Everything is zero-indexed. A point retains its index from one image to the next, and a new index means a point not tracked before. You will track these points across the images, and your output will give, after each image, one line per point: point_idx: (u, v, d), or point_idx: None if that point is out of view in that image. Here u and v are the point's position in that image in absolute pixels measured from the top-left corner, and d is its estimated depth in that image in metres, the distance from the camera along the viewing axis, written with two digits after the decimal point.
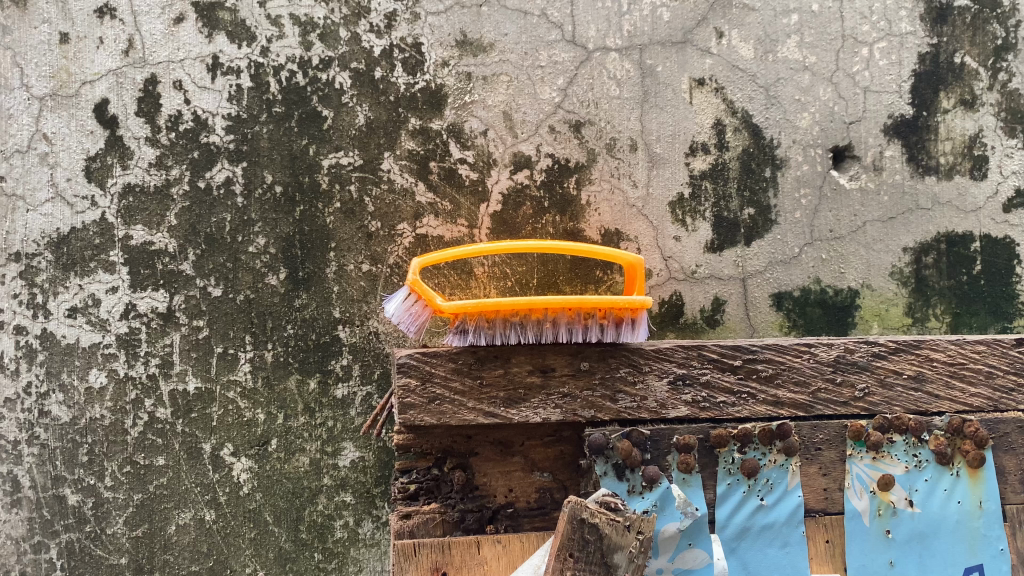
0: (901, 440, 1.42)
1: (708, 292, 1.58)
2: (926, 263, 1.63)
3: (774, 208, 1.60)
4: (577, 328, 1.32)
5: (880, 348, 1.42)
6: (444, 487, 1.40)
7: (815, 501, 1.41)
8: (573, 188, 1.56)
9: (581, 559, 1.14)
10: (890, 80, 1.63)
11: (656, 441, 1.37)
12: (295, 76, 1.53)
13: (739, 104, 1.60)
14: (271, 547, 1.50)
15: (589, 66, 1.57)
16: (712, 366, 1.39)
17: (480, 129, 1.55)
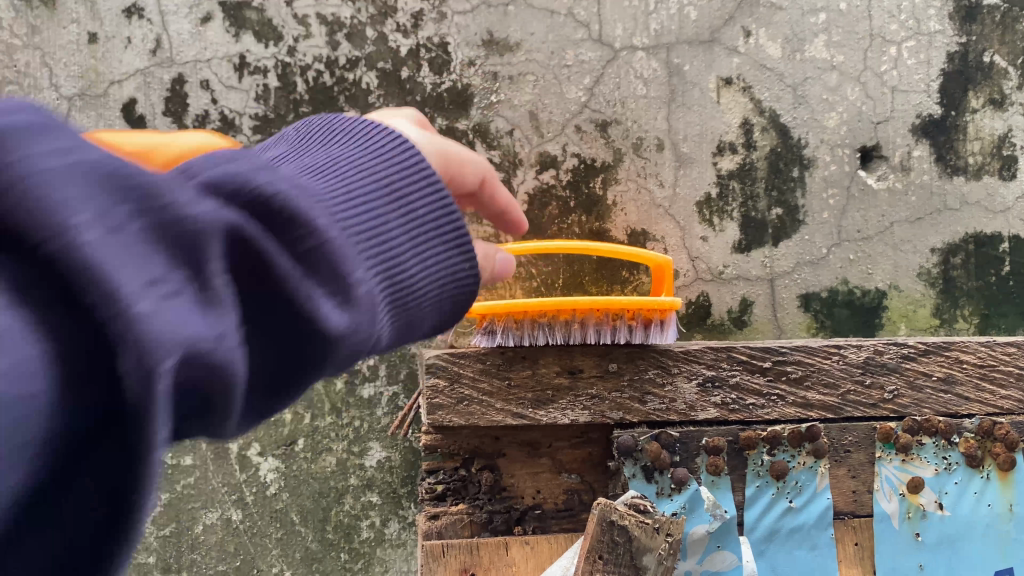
0: (931, 443, 1.40)
1: (736, 293, 1.58)
2: (954, 264, 1.62)
3: (802, 209, 1.58)
4: (605, 329, 1.31)
5: (910, 349, 1.40)
6: (471, 487, 1.39)
7: (844, 504, 1.40)
8: (600, 188, 1.55)
9: (610, 561, 1.12)
10: (918, 80, 1.62)
11: (685, 443, 1.36)
12: (322, 75, 1.53)
13: (767, 103, 1.59)
14: (298, 548, 1.50)
15: (616, 66, 1.56)
16: (741, 368, 1.38)
17: (506, 129, 1.54)
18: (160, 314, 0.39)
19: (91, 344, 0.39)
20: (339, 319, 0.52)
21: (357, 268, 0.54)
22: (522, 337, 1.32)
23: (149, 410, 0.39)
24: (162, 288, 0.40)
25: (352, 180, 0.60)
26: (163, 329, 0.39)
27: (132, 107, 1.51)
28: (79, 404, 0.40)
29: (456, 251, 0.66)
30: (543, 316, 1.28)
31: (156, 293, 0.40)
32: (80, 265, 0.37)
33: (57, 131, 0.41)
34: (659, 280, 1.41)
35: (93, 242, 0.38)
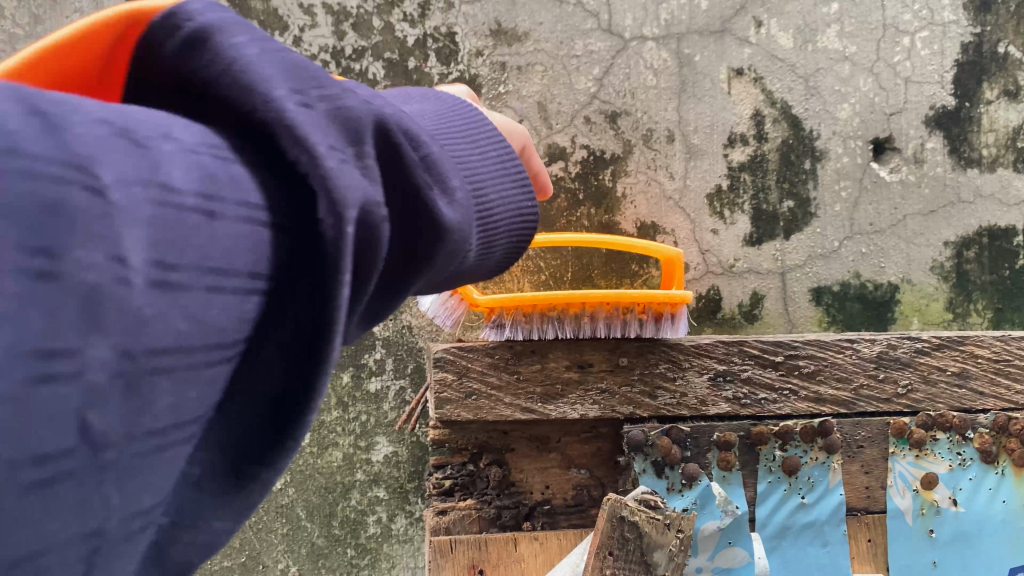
0: (945, 438, 1.38)
1: (747, 286, 1.56)
2: (968, 258, 1.60)
3: (814, 201, 1.56)
4: (616, 323, 1.31)
5: (924, 344, 1.36)
6: (480, 483, 1.38)
7: (857, 500, 1.38)
8: (609, 180, 1.54)
9: (621, 558, 1.10)
10: (931, 71, 1.59)
11: (696, 438, 1.34)
12: (327, 66, 1.51)
13: (779, 94, 1.56)
14: (304, 543, 1.49)
15: (626, 56, 1.54)
16: (753, 362, 1.35)
17: (515, 120, 1.52)
18: (344, 171, 0.44)
19: (293, 201, 0.44)
20: (451, 214, 0.57)
21: (455, 177, 0.60)
22: (531, 330, 1.31)
23: (342, 247, 0.43)
24: (343, 153, 0.46)
25: (446, 118, 0.67)
26: (348, 182, 0.44)
27: None
28: (280, 259, 0.43)
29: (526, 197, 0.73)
30: (555, 309, 1.28)
31: (338, 157, 0.45)
32: (284, 125, 0.43)
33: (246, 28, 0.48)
34: (668, 274, 1.38)
35: (293, 108, 0.44)
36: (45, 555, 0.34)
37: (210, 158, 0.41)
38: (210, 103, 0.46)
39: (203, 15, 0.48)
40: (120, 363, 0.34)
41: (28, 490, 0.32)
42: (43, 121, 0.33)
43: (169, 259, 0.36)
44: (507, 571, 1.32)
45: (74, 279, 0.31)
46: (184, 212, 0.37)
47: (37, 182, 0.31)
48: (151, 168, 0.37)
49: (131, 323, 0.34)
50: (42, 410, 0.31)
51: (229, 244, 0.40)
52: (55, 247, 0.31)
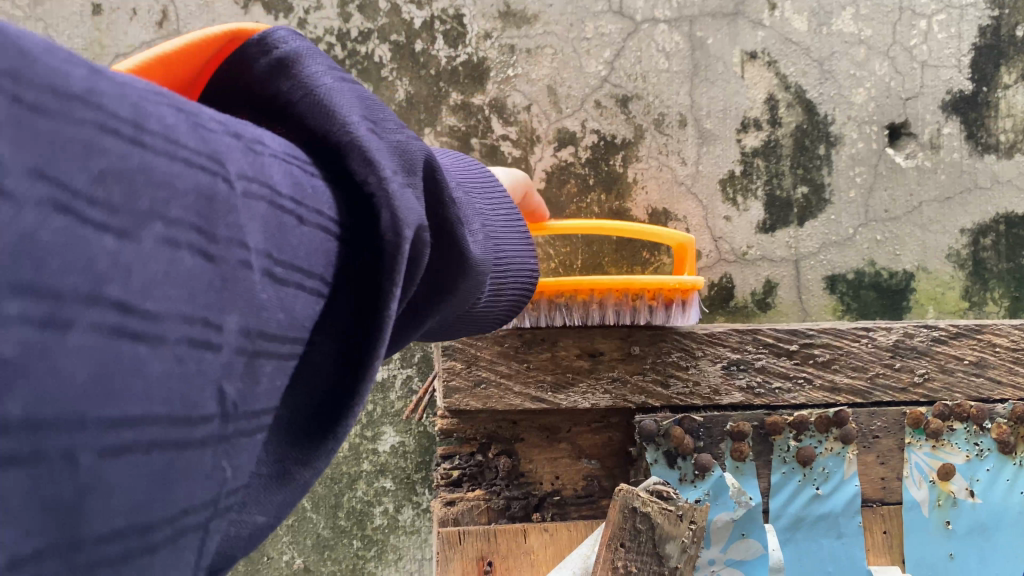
0: (962, 428, 1.35)
1: (759, 274, 1.54)
2: (984, 246, 1.56)
3: (828, 187, 1.54)
4: (625, 311, 1.29)
5: (941, 332, 1.33)
6: (489, 473, 1.35)
7: (872, 491, 1.34)
8: (620, 166, 1.51)
9: (632, 550, 1.07)
10: (948, 54, 1.55)
11: (709, 428, 1.31)
12: (333, 49, 1.49)
13: (793, 78, 1.53)
14: (309, 534, 1.47)
15: (637, 39, 1.51)
16: (767, 351, 1.32)
17: (524, 104, 1.50)
18: (402, 194, 0.53)
19: (358, 212, 0.52)
20: (476, 249, 0.70)
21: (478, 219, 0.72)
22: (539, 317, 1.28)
23: (399, 256, 0.51)
24: (400, 177, 0.55)
25: (461, 173, 0.80)
26: (406, 205, 0.53)
27: None
28: (346, 259, 0.51)
29: (522, 250, 0.84)
30: (562, 296, 1.26)
31: (397, 181, 0.54)
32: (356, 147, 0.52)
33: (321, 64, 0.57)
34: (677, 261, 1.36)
35: (364, 133, 0.54)
36: (186, 514, 0.38)
37: (299, 169, 0.49)
38: (290, 125, 0.55)
39: (286, 44, 0.57)
40: (242, 339, 0.41)
41: (192, 441, 0.37)
42: (188, 121, 0.40)
43: (277, 255, 0.44)
44: (517, 564, 1.30)
45: (224, 261, 0.39)
46: (285, 213, 0.45)
47: (194, 172, 0.39)
48: (262, 174, 0.45)
49: (252, 306, 0.41)
50: (199, 370, 0.38)
51: (313, 246, 0.47)
52: (207, 229, 0.39)
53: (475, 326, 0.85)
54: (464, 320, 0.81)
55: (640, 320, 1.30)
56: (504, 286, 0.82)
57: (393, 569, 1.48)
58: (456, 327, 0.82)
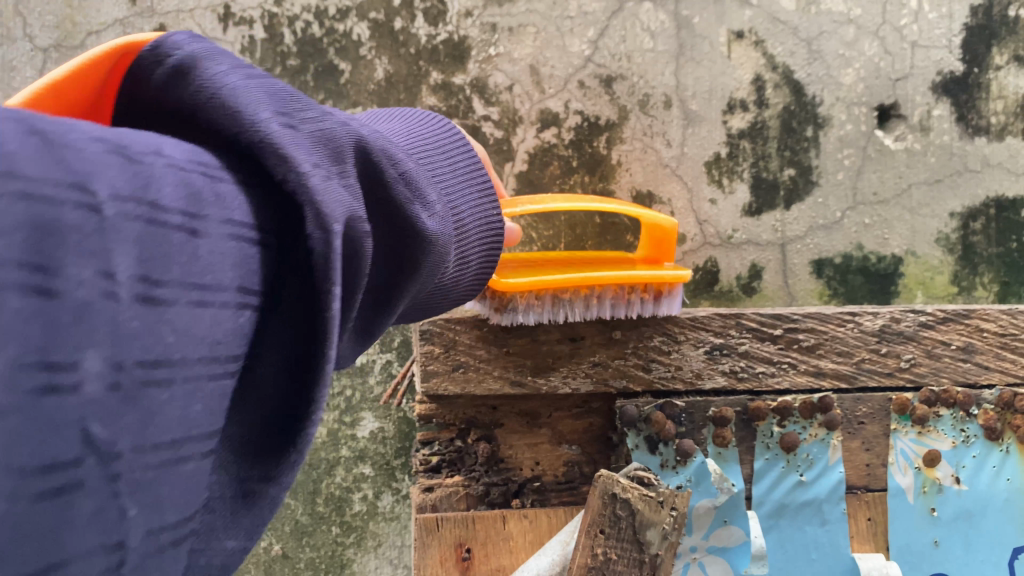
0: (948, 415, 1.32)
1: (745, 258, 1.51)
2: (974, 230, 1.54)
3: (815, 169, 1.51)
4: (621, 304, 1.21)
5: (928, 317, 1.30)
6: (468, 459, 1.33)
7: (857, 478, 1.32)
8: (604, 147, 1.48)
9: (613, 536, 1.05)
10: (939, 34, 1.52)
11: (691, 414, 1.29)
12: (310, 27, 1.45)
13: (780, 59, 1.50)
14: (287, 521, 1.45)
15: (621, 17, 1.48)
16: (750, 336, 1.29)
17: (506, 84, 1.47)
18: (327, 188, 0.52)
19: (279, 212, 0.50)
20: (433, 225, 0.67)
21: (435, 193, 0.70)
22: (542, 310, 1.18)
23: (330, 256, 0.50)
24: (327, 170, 0.53)
25: (428, 141, 0.77)
26: (333, 200, 0.51)
27: None
28: (273, 263, 0.50)
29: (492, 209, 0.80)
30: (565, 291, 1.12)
31: (322, 175, 0.52)
32: (269, 145, 0.50)
33: (230, 59, 0.54)
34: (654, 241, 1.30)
35: (283, 132, 0.51)
36: (69, 556, 0.38)
37: (199, 176, 0.46)
38: (204, 129, 0.52)
39: (187, 50, 0.54)
40: (111, 372, 0.39)
41: (40, 496, 0.36)
42: (41, 147, 0.37)
43: (154, 274, 0.41)
44: (496, 549, 1.28)
45: (71, 297, 0.36)
46: (168, 230, 0.42)
47: (32, 204, 0.35)
48: (143, 187, 0.41)
49: (121, 334, 0.39)
50: (47, 420, 0.36)
51: (217, 258, 0.45)
52: (51, 266, 0.36)
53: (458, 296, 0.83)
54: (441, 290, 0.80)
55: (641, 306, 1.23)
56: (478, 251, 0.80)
57: (372, 556, 1.46)
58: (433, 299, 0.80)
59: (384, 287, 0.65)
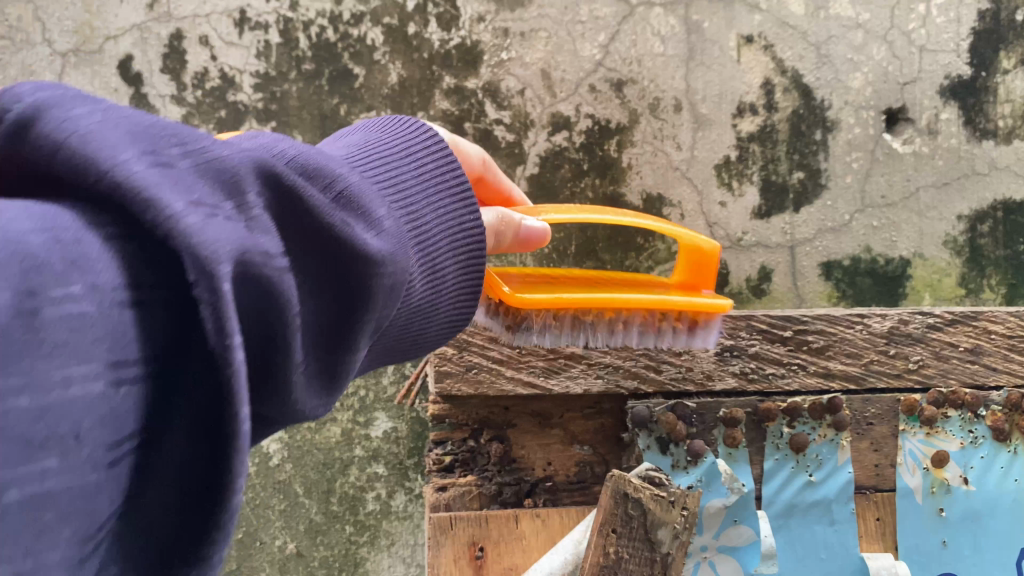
0: (956, 416, 1.33)
1: (755, 260, 1.53)
2: (981, 232, 1.55)
3: (824, 172, 1.52)
4: (650, 332, 0.98)
5: (937, 319, 1.32)
6: (481, 459, 1.34)
7: (866, 478, 1.33)
8: (615, 150, 1.50)
9: (624, 536, 1.07)
10: (947, 39, 1.54)
11: (702, 415, 1.30)
12: (325, 31, 1.47)
13: (790, 63, 1.52)
14: (301, 520, 1.46)
15: (632, 22, 1.50)
16: (761, 337, 1.31)
17: (518, 88, 1.48)
18: (211, 226, 0.40)
19: (154, 267, 0.39)
20: (381, 245, 0.56)
21: (384, 207, 0.59)
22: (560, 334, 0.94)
23: (222, 304, 0.39)
24: (211, 205, 0.42)
25: (381, 155, 0.67)
26: (216, 238, 0.40)
27: (127, 64, 1.46)
28: (150, 334, 0.39)
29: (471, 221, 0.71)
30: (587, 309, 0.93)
31: (203, 211, 0.41)
32: (126, 187, 0.38)
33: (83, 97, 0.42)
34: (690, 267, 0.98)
35: (144, 168, 0.39)
36: None
37: (42, 244, 0.35)
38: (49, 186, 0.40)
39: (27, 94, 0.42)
40: None
41: None
42: None
43: None
44: (509, 549, 1.28)
45: None
46: None
47: None
48: None
49: None
50: None
51: (68, 340, 0.35)
52: None
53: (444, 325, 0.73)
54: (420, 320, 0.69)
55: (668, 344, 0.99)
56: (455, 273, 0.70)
57: (386, 555, 1.48)
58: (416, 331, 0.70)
59: (328, 329, 0.54)
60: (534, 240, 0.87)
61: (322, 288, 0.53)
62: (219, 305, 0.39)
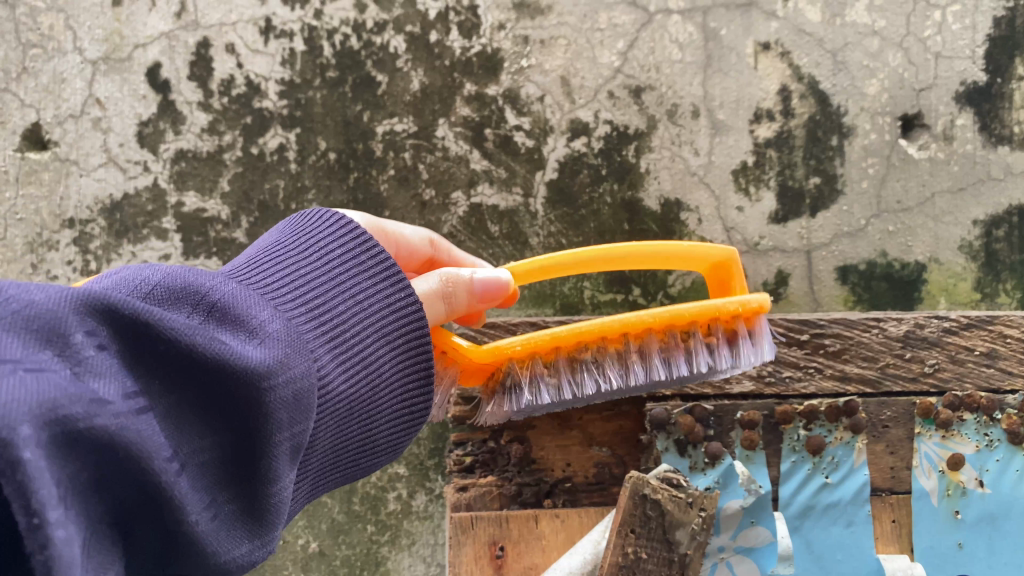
0: (972, 419, 1.34)
1: (771, 265, 1.53)
2: (997, 237, 1.55)
3: (841, 177, 1.54)
4: (676, 356, 1.00)
5: (951, 323, 1.35)
6: (501, 460, 1.35)
7: (881, 480, 1.33)
8: (632, 156, 1.52)
9: (643, 535, 1.08)
10: (962, 45, 1.55)
11: (720, 417, 1.32)
12: (349, 39, 1.50)
13: (806, 69, 1.54)
14: (324, 519, 1.50)
15: (650, 29, 1.53)
16: (778, 341, 1.35)
17: (537, 95, 1.51)
18: (18, 387, 0.50)
19: None
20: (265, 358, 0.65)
21: (274, 321, 0.69)
22: (562, 386, 0.99)
23: (27, 480, 0.49)
24: (28, 367, 0.52)
25: (284, 272, 0.78)
26: (19, 402, 0.50)
27: (156, 71, 1.50)
28: None
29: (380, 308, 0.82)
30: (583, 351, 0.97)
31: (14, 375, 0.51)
32: None
33: None
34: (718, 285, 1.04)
35: None
36: None
37: None
38: None
39: None
40: None
41: None
42: None
43: None
44: (528, 548, 1.30)
45: None
46: None
47: None
48: None
49: None
50: None
51: None
52: None
53: (384, 419, 0.84)
54: (355, 419, 0.80)
55: (713, 360, 1.01)
56: (375, 362, 0.80)
57: (406, 554, 1.50)
58: (352, 436, 0.81)
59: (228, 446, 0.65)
60: (490, 294, 0.92)
61: (209, 414, 0.64)
62: (26, 481, 0.49)
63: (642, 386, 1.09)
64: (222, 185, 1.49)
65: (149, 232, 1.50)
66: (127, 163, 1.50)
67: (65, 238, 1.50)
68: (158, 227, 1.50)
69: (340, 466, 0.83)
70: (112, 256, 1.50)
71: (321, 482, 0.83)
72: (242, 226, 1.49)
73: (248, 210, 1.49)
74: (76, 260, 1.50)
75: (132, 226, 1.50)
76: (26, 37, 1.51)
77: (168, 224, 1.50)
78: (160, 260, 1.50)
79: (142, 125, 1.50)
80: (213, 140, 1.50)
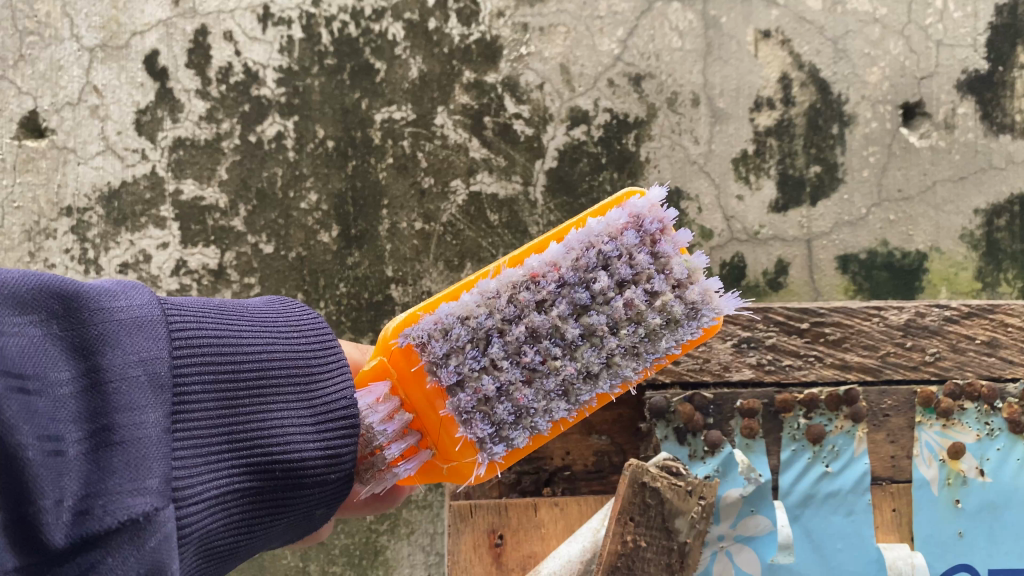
0: (973, 408, 1.33)
1: (772, 253, 1.53)
2: (998, 226, 1.54)
3: (841, 166, 1.53)
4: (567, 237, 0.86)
5: (952, 312, 1.34)
6: None
7: (882, 469, 1.32)
8: (633, 144, 1.51)
9: (642, 524, 1.06)
10: (964, 33, 1.54)
11: (719, 406, 1.31)
12: (347, 26, 1.49)
13: (807, 57, 1.53)
14: None
15: (650, 17, 1.52)
16: (778, 330, 1.33)
17: (537, 83, 1.50)
18: None
19: None
20: (115, 296, 0.66)
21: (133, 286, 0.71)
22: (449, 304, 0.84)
23: None
24: None
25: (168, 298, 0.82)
26: None
27: (154, 59, 1.49)
28: None
29: (262, 316, 0.84)
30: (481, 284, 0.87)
31: None
32: None
33: None
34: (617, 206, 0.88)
35: None
36: None
37: None
38: None
39: None
40: None
41: None
42: None
43: None
44: (527, 537, 1.29)
45: None
46: None
47: None
48: None
49: None
50: None
51: None
52: None
53: (287, 398, 0.78)
54: (253, 393, 0.76)
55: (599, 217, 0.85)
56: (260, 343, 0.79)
57: (405, 543, 1.50)
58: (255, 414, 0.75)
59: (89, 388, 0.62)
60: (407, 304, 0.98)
61: (65, 351, 0.62)
62: None
63: (617, 325, 0.84)
64: (220, 173, 1.49)
65: (147, 221, 1.49)
66: (125, 151, 1.50)
67: (63, 226, 1.50)
68: (156, 216, 1.49)
69: (251, 461, 0.74)
70: (110, 245, 1.50)
71: (235, 485, 0.73)
72: (241, 214, 1.49)
73: (246, 198, 1.49)
74: (74, 249, 1.50)
75: (130, 214, 1.49)
76: (22, 23, 1.51)
77: (165, 212, 1.49)
78: (158, 248, 1.49)
79: (140, 113, 1.50)
80: (211, 127, 1.49)
